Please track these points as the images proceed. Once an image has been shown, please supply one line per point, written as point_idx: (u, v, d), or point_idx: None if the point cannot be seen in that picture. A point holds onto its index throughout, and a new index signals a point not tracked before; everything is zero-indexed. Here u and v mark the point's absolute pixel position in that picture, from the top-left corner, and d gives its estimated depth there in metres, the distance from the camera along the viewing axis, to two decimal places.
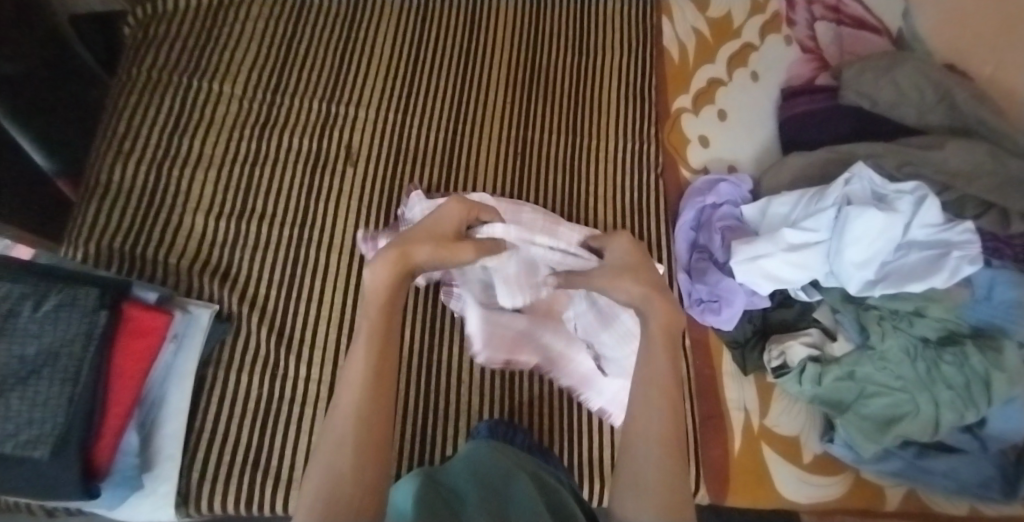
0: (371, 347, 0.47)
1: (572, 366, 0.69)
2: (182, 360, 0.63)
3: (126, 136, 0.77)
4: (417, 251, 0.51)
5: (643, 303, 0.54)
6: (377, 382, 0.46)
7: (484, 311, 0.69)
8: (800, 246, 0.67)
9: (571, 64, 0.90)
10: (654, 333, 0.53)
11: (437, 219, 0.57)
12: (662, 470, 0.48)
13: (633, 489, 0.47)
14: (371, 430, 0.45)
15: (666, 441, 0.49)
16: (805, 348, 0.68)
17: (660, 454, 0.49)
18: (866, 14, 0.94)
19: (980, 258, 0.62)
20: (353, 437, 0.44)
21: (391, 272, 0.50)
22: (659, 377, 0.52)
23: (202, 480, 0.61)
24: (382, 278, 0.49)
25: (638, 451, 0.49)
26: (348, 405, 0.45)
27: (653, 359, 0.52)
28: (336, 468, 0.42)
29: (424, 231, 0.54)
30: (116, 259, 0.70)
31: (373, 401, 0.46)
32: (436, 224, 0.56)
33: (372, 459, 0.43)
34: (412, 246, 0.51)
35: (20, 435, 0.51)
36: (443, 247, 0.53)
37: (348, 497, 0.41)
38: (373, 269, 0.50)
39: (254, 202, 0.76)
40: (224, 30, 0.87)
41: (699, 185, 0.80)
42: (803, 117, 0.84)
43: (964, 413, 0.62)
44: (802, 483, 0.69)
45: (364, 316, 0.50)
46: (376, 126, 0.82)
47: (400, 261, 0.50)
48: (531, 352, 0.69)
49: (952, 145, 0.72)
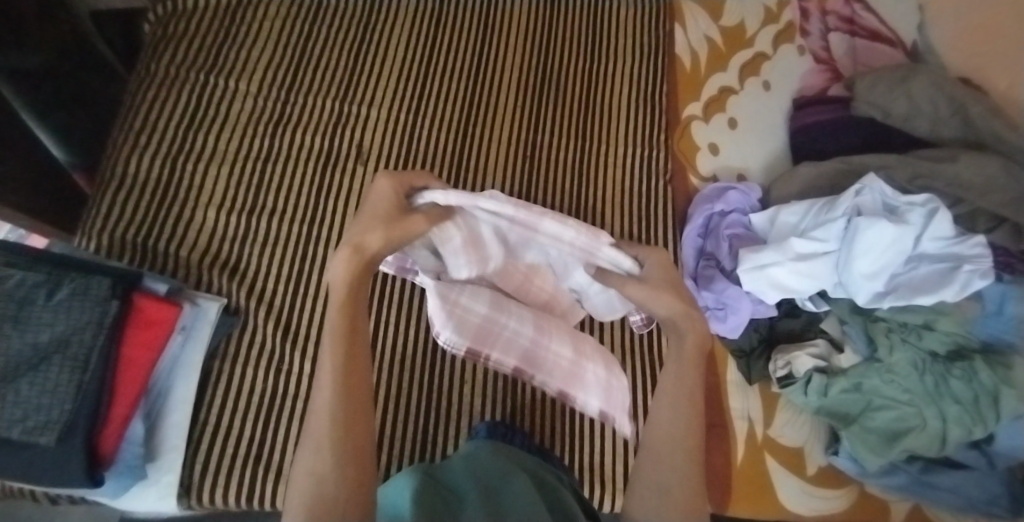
0: (336, 349, 0.44)
1: (562, 364, 0.53)
2: (189, 352, 0.64)
3: (143, 130, 0.78)
4: (370, 237, 0.44)
5: (680, 320, 0.48)
6: (348, 381, 0.43)
7: (441, 285, 0.51)
8: (809, 256, 0.67)
9: (583, 70, 0.91)
10: (688, 354, 0.49)
11: (370, 202, 0.47)
12: (685, 483, 0.48)
13: (653, 498, 0.48)
14: (351, 428, 0.43)
15: (690, 456, 0.49)
16: (812, 359, 0.68)
17: (683, 468, 0.48)
18: (881, 26, 0.94)
19: (991, 273, 0.61)
20: (331, 439, 0.42)
21: (347, 264, 0.43)
22: (685, 393, 0.50)
23: (206, 472, 0.62)
24: (339, 270, 0.43)
25: (659, 463, 0.49)
26: (323, 408, 0.43)
27: (682, 374, 0.50)
28: (321, 470, 0.41)
29: (367, 215, 0.45)
30: (128, 250, 0.71)
31: (348, 401, 0.43)
32: (378, 204, 0.46)
33: (358, 458, 0.42)
34: (361, 235, 0.44)
35: (28, 420, 0.52)
36: (394, 228, 0.44)
37: (327, 497, 0.40)
38: (330, 267, 0.44)
39: (264, 198, 0.77)
40: (241, 28, 0.88)
41: (708, 192, 0.80)
42: (815, 127, 0.83)
43: (971, 428, 0.62)
44: (806, 495, 0.68)
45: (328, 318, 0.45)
46: (387, 126, 0.83)
47: (352, 252, 0.44)
48: (512, 345, 0.51)
49: (966, 159, 0.71)
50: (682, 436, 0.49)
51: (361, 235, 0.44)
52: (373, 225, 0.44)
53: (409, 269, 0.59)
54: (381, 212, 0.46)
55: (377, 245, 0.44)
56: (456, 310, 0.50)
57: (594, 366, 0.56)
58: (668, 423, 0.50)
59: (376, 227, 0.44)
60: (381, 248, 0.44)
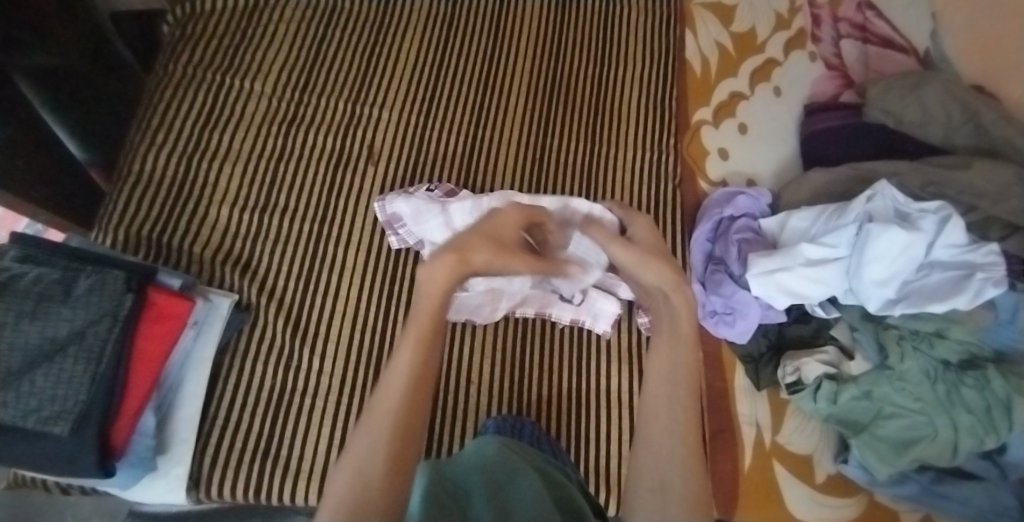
0: (416, 363, 0.46)
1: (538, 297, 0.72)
2: (201, 346, 0.65)
3: (160, 128, 0.80)
4: (476, 254, 0.52)
5: (671, 288, 0.55)
6: (417, 385, 0.45)
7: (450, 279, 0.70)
8: (819, 262, 0.67)
9: (593, 75, 0.91)
10: (684, 330, 0.53)
11: (499, 222, 0.59)
12: (687, 475, 0.46)
13: (654, 498, 0.46)
14: (406, 434, 0.43)
15: (691, 445, 0.48)
16: (821, 365, 0.68)
17: (682, 457, 0.47)
18: (893, 33, 0.94)
19: (1004, 281, 0.61)
20: (386, 440, 0.42)
21: (446, 270, 0.50)
22: (680, 373, 0.51)
23: (214, 466, 0.63)
24: (438, 272, 0.50)
25: (658, 457, 0.48)
26: (388, 408, 0.44)
27: (677, 356, 0.52)
28: (366, 472, 0.41)
29: (485, 233, 0.56)
30: (143, 246, 0.73)
31: (409, 406, 0.44)
32: (500, 226, 0.58)
33: (404, 464, 0.42)
34: (473, 251, 0.52)
35: (42, 410, 0.52)
36: (498, 253, 0.55)
37: (371, 500, 0.39)
38: (430, 266, 0.50)
39: (276, 197, 0.78)
40: (258, 31, 0.90)
41: (717, 197, 0.80)
42: (826, 134, 0.83)
43: (983, 438, 0.61)
44: (814, 503, 0.68)
45: (413, 321, 0.49)
46: (398, 128, 0.84)
47: (456, 260, 0.51)
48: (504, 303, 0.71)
49: (979, 166, 0.70)
50: (680, 425, 0.49)
51: (472, 249, 0.52)
52: (484, 244, 0.54)
53: (394, 223, 0.75)
54: (494, 234, 0.56)
55: (478, 259, 0.53)
56: (484, 304, 0.71)
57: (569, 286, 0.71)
58: (664, 412, 0.50)
59: (489, 248, 0.54)
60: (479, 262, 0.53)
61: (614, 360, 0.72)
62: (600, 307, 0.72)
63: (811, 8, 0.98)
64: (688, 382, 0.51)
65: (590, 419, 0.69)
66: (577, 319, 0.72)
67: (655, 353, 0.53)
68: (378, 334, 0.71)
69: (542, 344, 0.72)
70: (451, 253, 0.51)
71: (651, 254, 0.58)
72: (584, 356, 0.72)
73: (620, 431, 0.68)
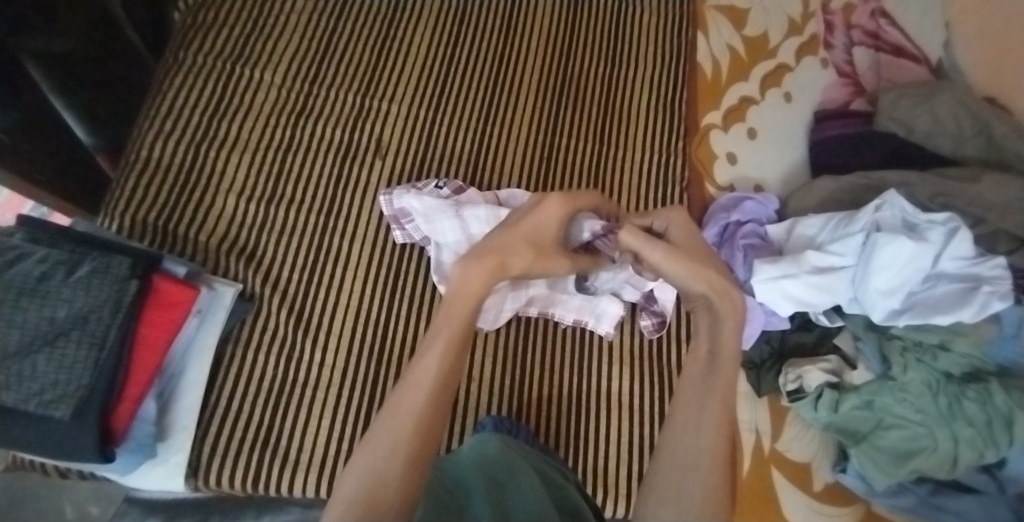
0: (445, 356, 0.44)
1: (543, 298, 0.72)
2: (203, 334, 0.65)
3: (168, 115, 0.79)
4: (513, 258, 0.52)
5: (717, 295, 0.51)
6: (441, 394, 0.43)
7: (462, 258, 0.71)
8: (826, 270, 0.67)
9: (604, 74, 0.91)
10: (722, 341, 0.49)
11: (543, 215, 0.57)
12: (707, 492, 0.43)
13: (669, 504, 0.44)
14: (427, 437, 0.41)
15: (715, 462, 0.44)
16: (824, 373, 0.67)
17: (708, 475, 0.44)
18: (906, 42, 0.93)
19: (1010, 295, 0.61)
20: (406, 439, 0.40)
21: (484, 274, 0.49)
22: (716, 385, 0.47)
23: (213, 455, 0.63)
24: (475, 276, 0.49)
25: (678, 465, 0.45)
26: (409, 411, 0.42)
27: (713, 369, 0.48)
28: (384, 469, 0.39)
29: (525, 232, 0.55)
30: (149, 232, 0.73)
31: (433, 410, 0.42)
32: (539, 223, 0.56)
33: (423, 462, 0.41)
34: (505, 257, 0.51)
35: (44, 394, 0.52)
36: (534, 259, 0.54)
37: (385, 494, 0.38)
38: (467, 268, 0.49)
39: (283, 188, 0.78)
40: (269, 21, 0.89)
41: (724, 201, 0.79)
42: (836, 141, 0.83)
43: (983, 452, 0.61)
44: (811, 511, 0.67)
45: (445, 324, 0.47)
46: (406, 122, 0.84)
47: (494, 264, 0.50)
48: (511, 303, 0.70)
49: (989, 179, 0.70)
50: (710, 440, 0.45)
51: (509, 254, 0.51)
52: (522, 249, 0.53)
53: (400, 218, 0.74)
54: (536, 236, 0.55)
55: (513, 265, 0.52)
56: (489, 310, 0.70)
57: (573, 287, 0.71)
58: (692, 424, 0.46)
59: (525, 253, 0.53)
60: (514, 267, 0.52)
61: (615, 364, 0.72)
62: (603, 308, 0.71)
63: (825, 14, 0.98)
64: (722, 394, 0.47)
65: (588, 419, 0.69)
66: (580, 319, 0.72)
67: (698, 362, 0.50)
68: (381, 331, 0.71)
69: (544, 343, 0.72)
70: (489, 258, 0.50)
71: (703, 259, 0.53)
72: (586, 357, 0.72)
73: (620, 433, 0.68)
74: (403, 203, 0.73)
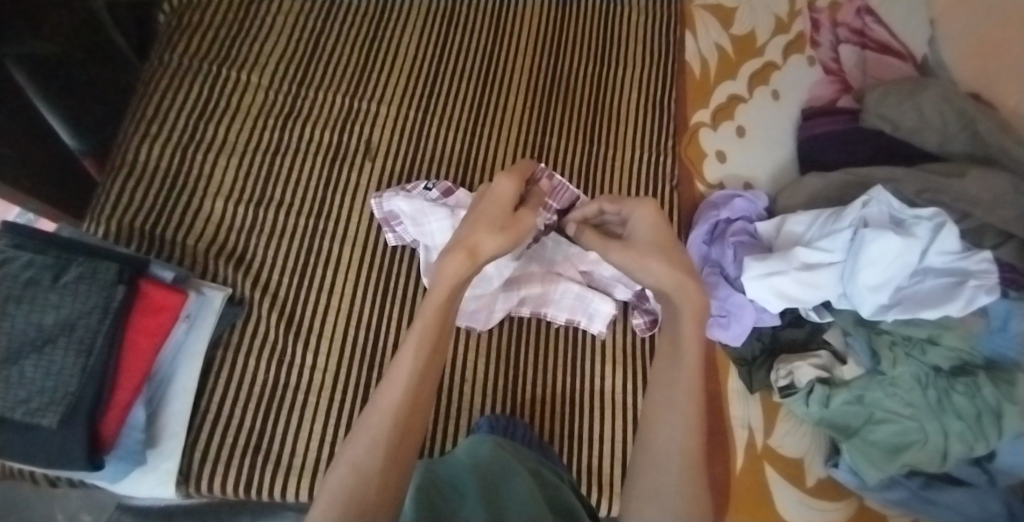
0: (421, 347, 0.46)
1: (535, 298, 0.72)
2: (192, 340, 0.64)
3: (155, 119, 0.79)
4: (483, 243, 0.50)
5: (674, 290, 0.50)
6: (419, 387, 0.45)
7: None
8: (814, 266, 0.67)
9: (592, 73, 0.91)
10: (685, 337, 0.49)
11: (496, 196, 0.56)
12: (682, 487, 0.46)
13: (650, 500, 0.47)
14: (406, 431, 0.43)
15: (688, 460, 0.47)
16: (814, 369, 0.68)
17: (681, 470, 0.46)
18: (892, 39, 0.94)
19: (996, 289, 0.61)
20: (386, 435, 0.42)
21: (457, 264, 0.48)
22: (681, 381, 0.49)
23: (204, 460, 0.62)
24: (453, 268, 0.48)
25: (653, 464, 0.48)
26: (387, 407, 0.44)
27: (677, 365, 0.49)
28: (364, 467, 0.40)
29: (484, 216, 0.53)
30: (136, 236, 0.72)
31: (411, 404, 0.44)
32: (498, 203, 0.55)
33: (402, 457, 0.42)
34: (474, 242, 0.49)
35: (30, 402, 0.52)
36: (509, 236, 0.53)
37: (362, 493, 0.39)
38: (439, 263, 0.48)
39: (273, 190, 0.77)
40: (255, 23, 0.89)
41: (714, 199, 0.80)
42: (823, 138, 0.83)
43: (973, 445, 0.61)
44: (804, 506, 0.68)
45: (420, 318, 0.48)
46: (395, 123, 0.83)
47: (465, 253, 0.49)
48: (502, 303, 0.71)
49: (974, 174, 0.70)
50: (680, 437, 0.47)
51: (478, 239, 0.50)
52: (489, 231, 0.51)
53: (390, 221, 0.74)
54: (499, 215, 0.53)
55: (487, 247, 0.50)
56: (481, 309, 0.70)
57: (565, 286, 0.71)
58: (663, 423, 0.48)
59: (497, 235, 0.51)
60: (491, 251, 0.51)
61: (609, 363, 0.72)
62: (596, 306, 0.71)
63: (811, 13, 0.98)
64: (689, 388, 0.49)
65: (581, 419, 0.69)
66: (572, 318, 0.72)
67: (665, 358, 0.51)
68: (372, 333, 0.70)
69: (536, 343, 0.72)
70: (458, 249, 0.49)
71: (652, 254, 0.52)
72: (578, 355, 0.72)
73: (613, 432, 0.68)
74: (392, 206, 0.73)
